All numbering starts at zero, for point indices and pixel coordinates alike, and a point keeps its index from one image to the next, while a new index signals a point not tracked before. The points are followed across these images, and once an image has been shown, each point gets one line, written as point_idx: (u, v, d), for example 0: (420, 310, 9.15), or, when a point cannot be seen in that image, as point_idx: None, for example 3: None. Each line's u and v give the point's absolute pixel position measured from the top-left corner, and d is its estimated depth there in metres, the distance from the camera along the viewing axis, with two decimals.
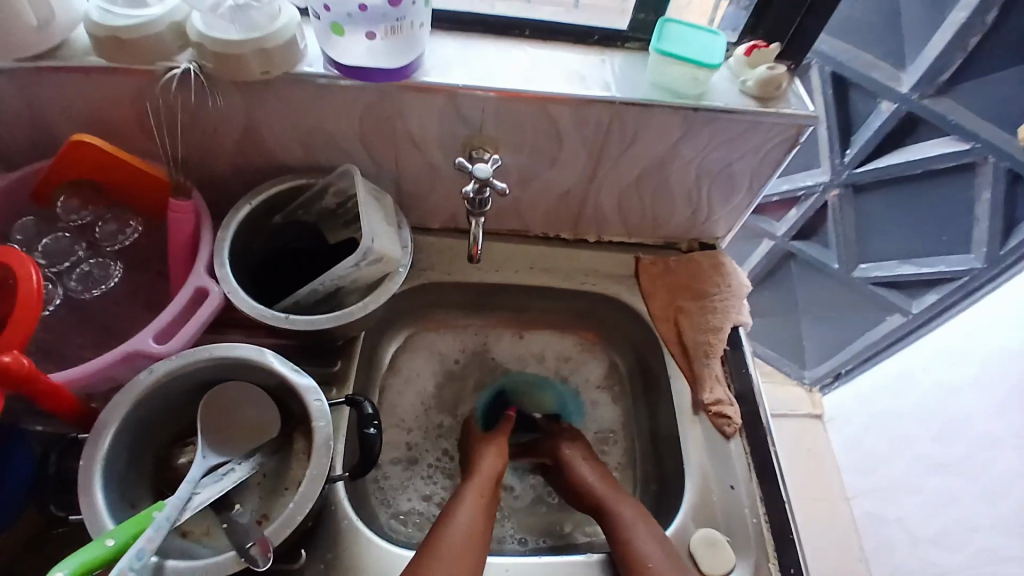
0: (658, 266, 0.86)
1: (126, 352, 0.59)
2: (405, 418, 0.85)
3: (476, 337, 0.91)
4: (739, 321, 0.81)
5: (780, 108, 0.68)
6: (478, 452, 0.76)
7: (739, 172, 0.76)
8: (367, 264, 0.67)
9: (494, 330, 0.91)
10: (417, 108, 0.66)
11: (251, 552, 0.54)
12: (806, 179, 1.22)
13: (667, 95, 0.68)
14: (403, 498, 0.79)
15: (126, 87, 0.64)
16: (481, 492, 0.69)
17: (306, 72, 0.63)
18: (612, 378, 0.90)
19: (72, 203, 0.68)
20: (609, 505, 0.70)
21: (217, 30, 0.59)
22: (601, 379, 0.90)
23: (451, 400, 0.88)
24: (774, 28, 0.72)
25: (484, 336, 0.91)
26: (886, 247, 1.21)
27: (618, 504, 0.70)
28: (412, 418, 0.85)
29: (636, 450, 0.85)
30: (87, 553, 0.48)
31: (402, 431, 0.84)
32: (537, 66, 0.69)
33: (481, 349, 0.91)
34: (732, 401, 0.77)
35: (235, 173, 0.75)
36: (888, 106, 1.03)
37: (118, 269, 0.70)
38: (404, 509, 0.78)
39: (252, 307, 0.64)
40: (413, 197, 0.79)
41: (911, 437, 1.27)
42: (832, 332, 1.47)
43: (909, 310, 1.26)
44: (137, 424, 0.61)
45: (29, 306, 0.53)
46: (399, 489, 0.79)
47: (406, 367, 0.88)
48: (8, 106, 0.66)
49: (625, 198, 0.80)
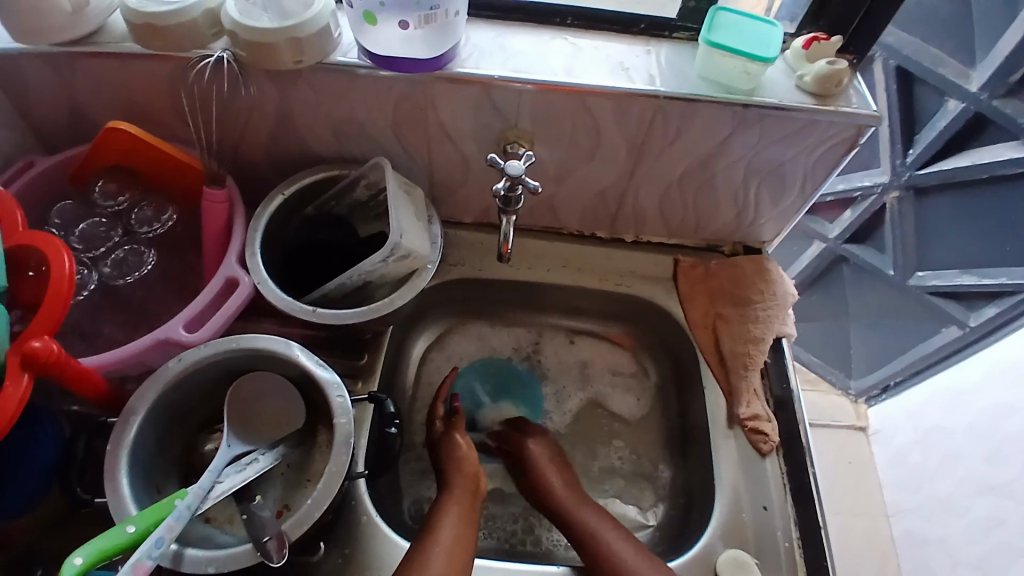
0: (698, 270, 0.82)
1: (156, 340, 0.60)
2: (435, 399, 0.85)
3: (529, 336, 0.89)
4: (782, 332, 0.76)
5: (838, 107, 0.63)
6: (454, 449, 0.73)
7: (790, 172, 0.71)
8: (395, 260, 0.65)
9: (548, 330, 0.89)
10: (450, 100, 0.64)
11: (267, 546, 0.53)
12: (863, 179, 1.15)
13: (716, 89, 0.64)
14: (425, 487, 0.80)
15: (160, 74, 0.64)
16: (469, 505, 0.67)
17: (340, 61, 0.61)
18: (645, 382, 0.87)
19: (108, 188, 0.68)
20: (559, 504, 0.70)
21: (251, 19, 0.58)
22: (635, 384, 0.87)
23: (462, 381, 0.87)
24: (837, 18, 0.67)
25: (537, 335, 0.89)
26: (946, 254, 1.13)
27: (578, 504, 0.69)
28: None
29: (664, 458, 0.82)
30: (108, 539, 0.49)
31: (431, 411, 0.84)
32: (576, 56, 0.66)
33: (532, 350, 0.89)
34: (771, 417, 0.73)
35: (270, 161, 0.74)
36: (955, 104, 0.95)
37: (151, 256, 0.71)
38: (426, 498, 0.79)
39: (280, 300, 0.64)
40: (445, 190, 0.78)
41: (961, 455, 1.19)
42: (882, 341, 1.39)
43: (966, 322, 1.18)
44: (163, 412, 0.61)
45: (62, 289, 0.54)
46: (421, 476, 0.81)
47: (451, 349, 0.88)
48: (47, 92, 0.67)
49: (665, 198, 0.77)
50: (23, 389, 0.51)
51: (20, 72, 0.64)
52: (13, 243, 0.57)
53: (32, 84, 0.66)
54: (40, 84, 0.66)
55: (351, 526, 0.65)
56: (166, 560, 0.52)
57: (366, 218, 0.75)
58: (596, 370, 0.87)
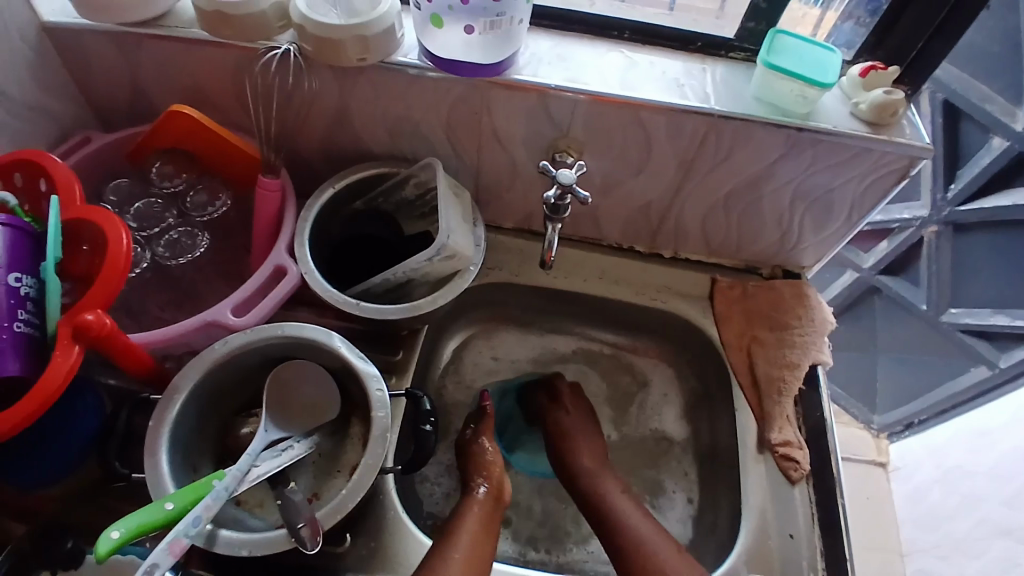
0: (735, 290, 0.82)
1: (204, 321, 0.61)
2: (461, 382, 0.86)
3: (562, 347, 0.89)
4: (819, 359, 0.76)
5: (892, 137, 0.63)
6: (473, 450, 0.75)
7: (837, 199, 0.71)
8: (439, 260, 0.66)
9: (577, 338, 0.89)
10: (505, 106, 0.65)
11: (302, 533, 0.53)
12: (902, 211, 1.13)
13: (771, 111, 0.64)
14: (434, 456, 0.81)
15: (225, 61, 0.65)
16: (488, 517, 0.67)
17: (401, 62, 0.63)
18: (671, 424, 0.84)
19: (166, 170, 0.70)
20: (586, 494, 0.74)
21: (320, 14, 0.60)
22: (660, 430, 0.84)
23: (474, 369, 0.87)
24: (895, 49, 0.67)
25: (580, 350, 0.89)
26: (982, 293, 1.12)
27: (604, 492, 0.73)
28: (470, 382, 0.86)
29: (688, 505, 0.79)
30: (146, 516, 0.49)
31: (457, 396, 0.85)
32: (632, 70, 0.67)
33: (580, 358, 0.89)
34: (803, 444, 0.72)
35: (319, 154, 0.76)
36: (1000, 142, 0.95)
37: (205, 239, 0.72)
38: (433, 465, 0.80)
39: (325, 291, 0.65)
40: (488, 195, 0.78)
41: (980, 499, 1.17)
42: (909, 378, 1.37)
43: (997, 363, 1.16)
44: (204, 394, 0.62)
45: (119, 264, 0.55)
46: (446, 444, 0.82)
47: (474, 347, 0.88)
48: (112, 72, 0.69)
49: (708, 216, 0.77)
50: (73, 359, 0.52)
51: (90, 49, 0.66)
52: (69, 217, 0.58)
53: (98, 64, 0.68)
54: (107, 64, 0.68)
55: (377, 519, 0.66)
56: (201, 539, 0.52)
57: (411, 216, 0.76)
58: (650, 390, 0.86)
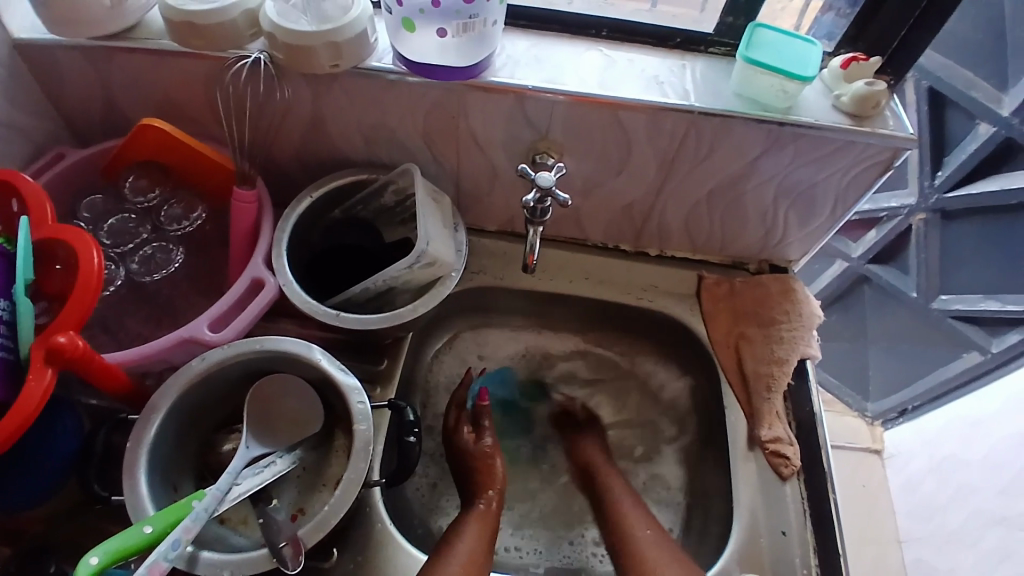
0: (722, 288, 0.81)
1: (180, 338, 0.59)
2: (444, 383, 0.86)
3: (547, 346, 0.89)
4: (807, 353, 0.75)
5: (875, 128, 0.62)
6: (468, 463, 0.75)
7: (822, 193, 0.70)
8: (420, 267, 0.65)
9: (562, 338, 0.88)
10: (482, 109, 0.64)
11: (283, 552, 0.53)
12: (890, 199, 1.12)
13: (752, 107, 0.63)
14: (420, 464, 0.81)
15: (195, 71, 0.64)
16: (486, 530, 0.66)
17: (375, 67, 0.62)
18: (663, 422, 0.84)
19: (139, 183, 0.69)
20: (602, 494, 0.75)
21: (290, 22, 0.58)
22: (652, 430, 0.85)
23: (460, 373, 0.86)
24: (876, 40, 0.66)
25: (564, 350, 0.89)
26: (971, 279, 1.11)
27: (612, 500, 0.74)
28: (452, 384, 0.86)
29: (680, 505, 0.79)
30: (121, 540, 0.48)
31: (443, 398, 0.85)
32: (610, 68, 0.65)
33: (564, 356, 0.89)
34: (793, 440, 0.72)
35: (296, 163, 0.74)
36: (986, 128, 0.94)
37: (179, 254, 0.71)
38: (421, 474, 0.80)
39: (305, 302, 0.63)
40: (470, 198, 0.77)
41: (975, 486, 1.17)
42: (901, 365, 1.37)
43: (988, 349, 1.16)
44: (183, 412, 0.61)
45: (91, 282, 0.53)
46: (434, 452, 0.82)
47: (459, 348, 0.87)
48: (82, 86, 0.67)
49: (693, 214, 0.76)
50: (47, 382, 0.51)
51: (58, 64, 0.65)
52: (40, 236, 0.56)
53: (67, 77, 0.66)
54: (76, 78, 0.66)
55: (364, 532, 0.65)
56: (181, 561, 0.51)
57: (391, 223, 0.75)
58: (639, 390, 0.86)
